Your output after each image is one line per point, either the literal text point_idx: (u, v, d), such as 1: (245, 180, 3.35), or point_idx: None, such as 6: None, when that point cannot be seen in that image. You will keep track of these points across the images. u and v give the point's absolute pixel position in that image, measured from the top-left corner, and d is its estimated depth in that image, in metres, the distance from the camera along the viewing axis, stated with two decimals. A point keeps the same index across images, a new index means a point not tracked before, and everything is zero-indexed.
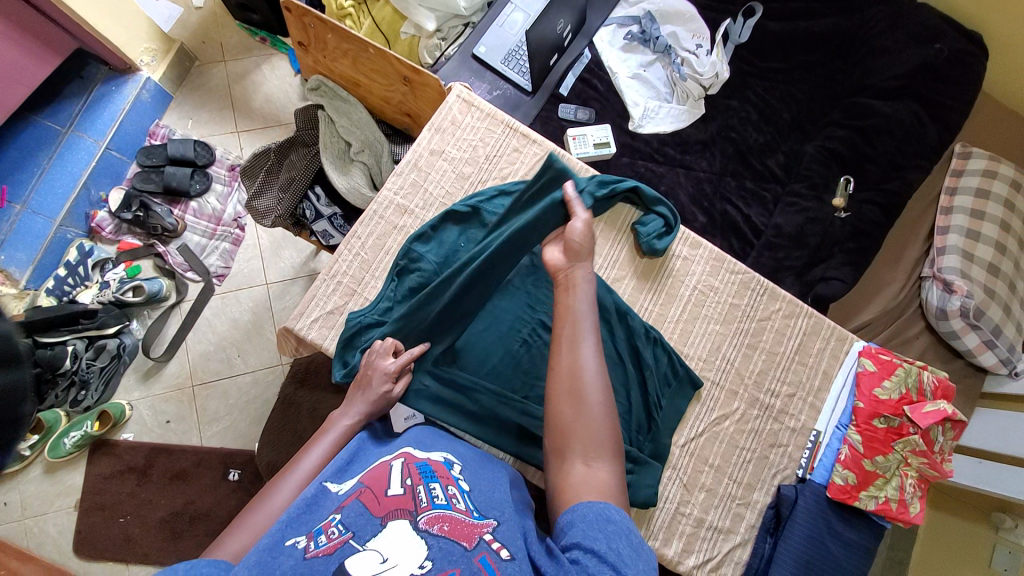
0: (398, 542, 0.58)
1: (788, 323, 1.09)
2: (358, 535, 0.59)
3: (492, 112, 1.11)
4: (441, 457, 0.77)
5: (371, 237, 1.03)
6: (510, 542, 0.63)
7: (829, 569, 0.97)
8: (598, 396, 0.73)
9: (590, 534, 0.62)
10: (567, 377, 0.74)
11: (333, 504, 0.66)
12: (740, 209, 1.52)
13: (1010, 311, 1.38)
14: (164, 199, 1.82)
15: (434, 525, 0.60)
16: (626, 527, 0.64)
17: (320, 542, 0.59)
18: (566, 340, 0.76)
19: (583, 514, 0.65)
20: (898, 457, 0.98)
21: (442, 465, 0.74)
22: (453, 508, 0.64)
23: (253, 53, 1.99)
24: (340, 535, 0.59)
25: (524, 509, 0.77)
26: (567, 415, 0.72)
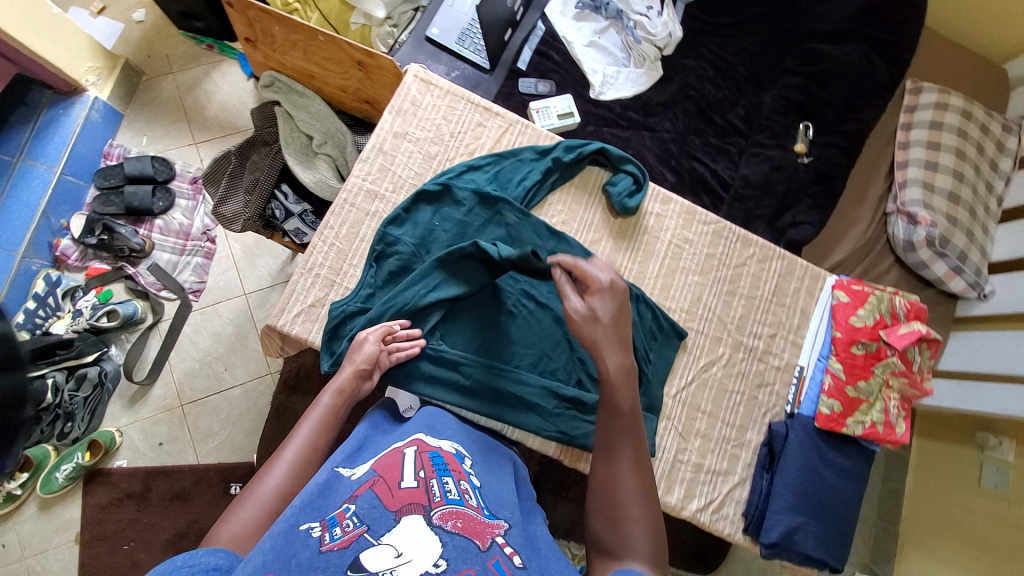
0: (413, 537, 0.56)
1: (763, 267, 1.12)
2: (372, 529, 0.57)
3: (451, 89, 1.10)
4: (452, 449, 0.78)
5: (344, 226, 1.01)
6: (519, 547, 0.62)
7: (826, 497, 1.00)
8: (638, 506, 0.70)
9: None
10: (605, 485, 0.73)
11: (345, 493, 0.65)
12: (707, 165, 1.55)
13: (973, 237, 1.44)
14: (128, 220, 1.77)
15: (448, 521, 0.59)
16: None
17: (335, 534, 0.57)
18: (603, 452, 0.76)
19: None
20: (879, 381, 1.02)
21: (454, 457, 0.76)
22: (466, 504, 0.64)
23: (201, 61, 1.93)
24: (354, 528, 0.57)
25: (531, 512, 0.78)
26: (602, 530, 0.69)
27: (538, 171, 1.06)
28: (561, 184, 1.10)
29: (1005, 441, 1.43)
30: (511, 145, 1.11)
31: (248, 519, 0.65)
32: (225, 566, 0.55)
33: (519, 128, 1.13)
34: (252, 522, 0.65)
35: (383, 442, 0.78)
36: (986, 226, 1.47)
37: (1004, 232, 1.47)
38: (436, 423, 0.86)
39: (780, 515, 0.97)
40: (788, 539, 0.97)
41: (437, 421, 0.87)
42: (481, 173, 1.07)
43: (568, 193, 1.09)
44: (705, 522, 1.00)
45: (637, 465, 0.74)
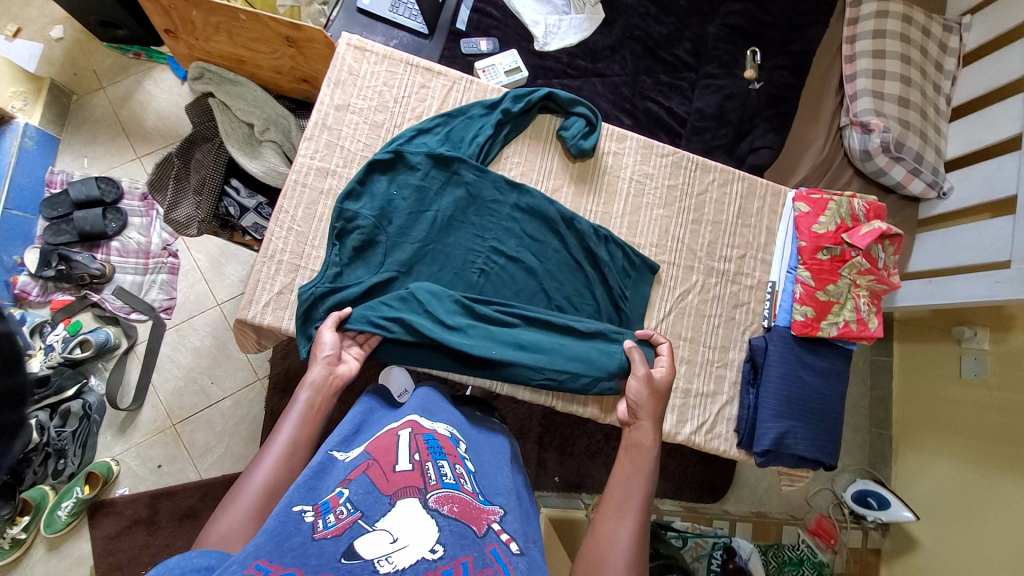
0: (409, 523, 0.53)
1: (725, 191, 1.13)
2: (367, 514, 0.54)
3: (387, 52, 1.06)
4: (447, 433, 0.79)
5: (299, 208, 0.99)
6: (515, 534, 0.63)
7: (812, 400, 1.04)
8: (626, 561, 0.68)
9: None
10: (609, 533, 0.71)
11: (338, 475, 0.63)
12: (661, 104, 1.55)
13: (926, 137, 1.44)
14: (84, 246, 1.70)
15: (444, 505, 0.58)
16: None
17: (328, 521, 0.53)
18: (610, 502, 0.76)
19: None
20: (847, 282, 1.05)
21: (448, 441, 0.76)
22: (461, 489, 0.64)
23: (132, 71, 1.84)
24: (348, 516, 0.54)
25: (522, 493, 0.80)
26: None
27: (489, 125, 1.04)
28: (515, 135, 1.08)
29: (980, 330, 1.49)
30: (459, 103, 1.09)
31: (235, 518, 0.63)
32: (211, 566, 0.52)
33: (464, 84, 1.10)
34: (240, 520, 0.63)
35: (380, 425, 0.81)
36: (938, 125, 1.48)
37: (955, 129, 1.48)
38: (431, 406, 0.88)
39: (769, 423, 1.01)
40: (780, 445, 1.00)
41: (432, 404, 0.89)
42: (432, 136, 1.04)
43: (523, 143, 1.08)
44: (700, 443, 1.03)
45: (637, 522, 0.73)
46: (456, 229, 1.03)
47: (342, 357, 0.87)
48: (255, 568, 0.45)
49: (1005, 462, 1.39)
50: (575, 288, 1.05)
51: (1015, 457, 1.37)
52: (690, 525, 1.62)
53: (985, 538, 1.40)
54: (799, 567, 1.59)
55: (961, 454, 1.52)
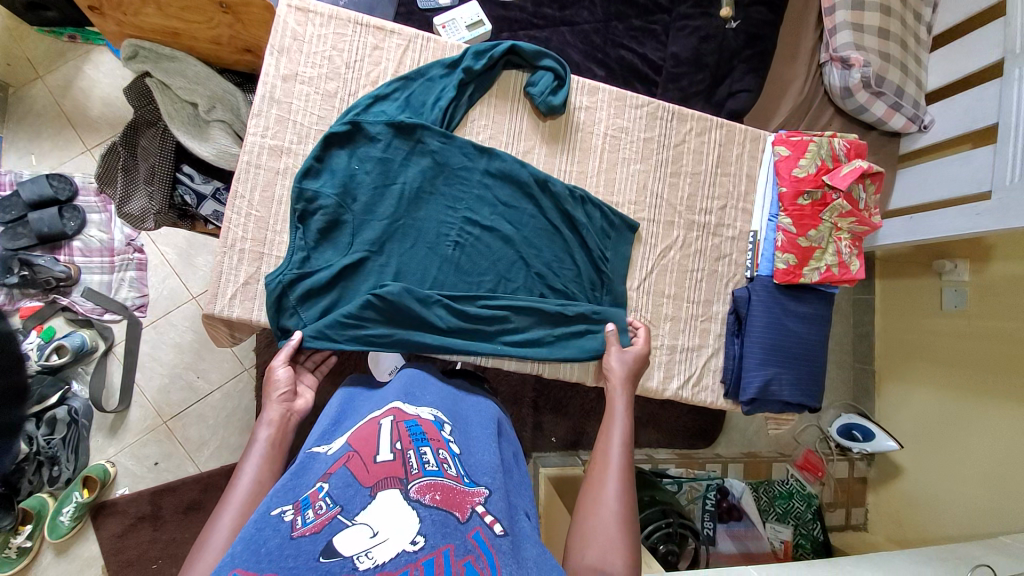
0: (388, 517, 0.54)
1: (703, 140, 1.09)
2: (346, 509, 0.55)
3: (333, 12, 0.98)
4: (431, 416, 0.78)
5: (256, 191, 0.93)
6: (500, 516, 0.63)
7: (797, 347, 1.04)
8: (617, 525, 0.69)
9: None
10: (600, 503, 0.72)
11: (319, 470, 0.63)
12: (635, 51, 1.47)
13: (907, 69, 1.39)
14: (45, 249, 1.61)
15: (425, 494, 0.58)
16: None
17: (308, 518, 0.55)
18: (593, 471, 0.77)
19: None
20: (829, 226, 1.03)
21: (432, 425, 0.76)
22: (445, 474, 0.63)
23: (68, 55, 1.70)
24: (328, 511, 0.55)
25: (512, 467, 0.80)
26: (590, 562, 0.65)
27: (451, 86, 0.98)
28: (480, 96, 1.02)
29: (960, 262, 1.50)
30: (416, 64, 1.02)
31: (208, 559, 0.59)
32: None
33: (421, 42, 1.02)
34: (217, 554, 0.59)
35: (362, 411, 0.80)
36: (919, 56, 1.43)
37: (936, 60, 1.44)
38: (415, 390, 0.87)
39: (754, 372, 1.01)
40: (765, 393, 1.01)
41: (416, 386, 0.89)
42: (391, 102, 0.98)
43: (489, 104, 1.02)
44: (688, 397, 1.05)
45: (623, 486, 0.74)
46: (426, 202, 0.98)
47: (297, 390, 0.87)
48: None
49: (986, 392, 1.43)
50: (554, 254, 1.01)
51: (995, 387, 1.40)
52: (684, 470, 1.65)
53: (971, 466, 1.45)
54: (788, 500, 1.66)
55: (943, 388, 1.56)
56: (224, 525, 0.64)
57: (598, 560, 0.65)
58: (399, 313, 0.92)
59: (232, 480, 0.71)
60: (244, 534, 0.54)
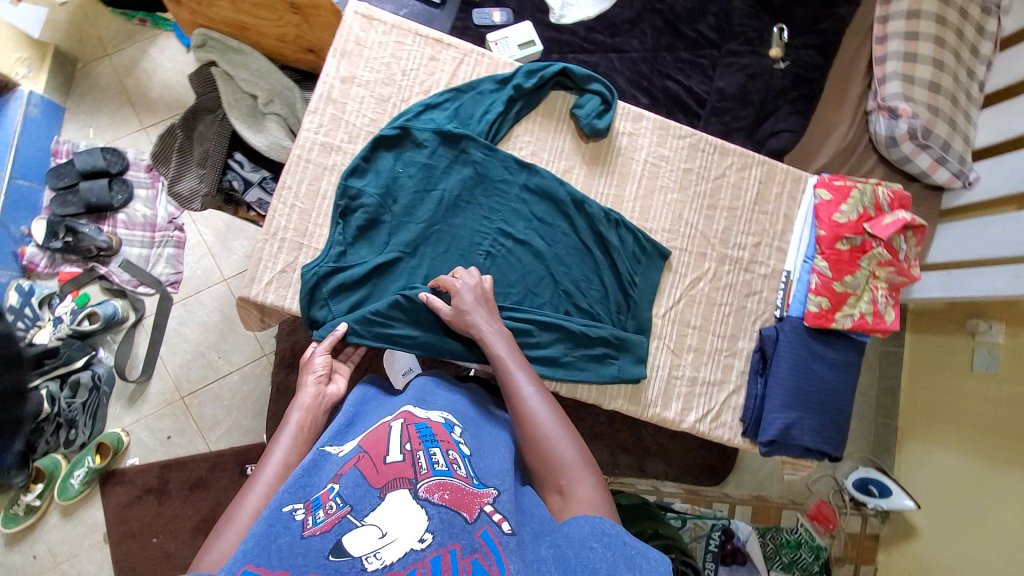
0: (398, 516, 0.56)
1: (743, 175, 1.09)
2: (356, 509, 0.56)
3: (396, 22, 1.02)
4: (441, 420, 0.79)
5: (303, 184, 0.96)
6: (508, 514, 0.63)
7: (821, 393, 1.02)
8: (550, 421, 0.79)
9: (583, 539, 0.60)
10: (541, 450, 0.76)
11: (331, 471, 0.64)
12: (681, 82, 1.49)
13: (956, 125, 1.37)
14: (91, 218, 1.69)
15: (435, 493, 0.59)
16: (621, 537, 0.61)
17: (318, 517, 0.56)
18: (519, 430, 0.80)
19: (578, 526, 0.63)
20: (866, 273, 1.02)
21: (442, 427, 0.76)
22: (454, 474, 0.64)
23: (136, 38, 1.79)
24: (338, 510, 0.56)
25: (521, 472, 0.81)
26: (556, 504, 0.71)
27: (500, 101, 1.00)
28: (527, 113, 1.04)
29: (995, 324, 1.46)
30: (469, 77, 1.05)
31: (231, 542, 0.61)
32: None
33: (476, 57, 1.05)
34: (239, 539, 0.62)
35: (373, 416, 0.81)
36: (969, 112, 1.41)
37: (986, 118, 1.42)
38: (427, 396, 0.88)
39: (776, 414, 0.99)
40: (785, 436, 0.99)
41: (428, 392, 0.90)
42: (441, 112, 1.01)
43: (534, 122, 1.04)
44: (704, 432, 1.03)
45: (539, 394, 0.82)
46: (462, 211, 1.00)
47: (333, 373, 0.90)
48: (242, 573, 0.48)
49: (1013, 458, 1.37)
50: (583, 274, 1.02)
51: (1018, 454, 1.36)
52: (690, 506, 1.62)
53: (990, 533, 1.38)
54: (796, 550, 1.60)
55: (963, 448, 1.51)
56: (249, 503, 0.66)
57: (560, 497, 0.71)
58: (423, 317, 0.94)
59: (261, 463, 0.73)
60: (255, 529, 0.56)
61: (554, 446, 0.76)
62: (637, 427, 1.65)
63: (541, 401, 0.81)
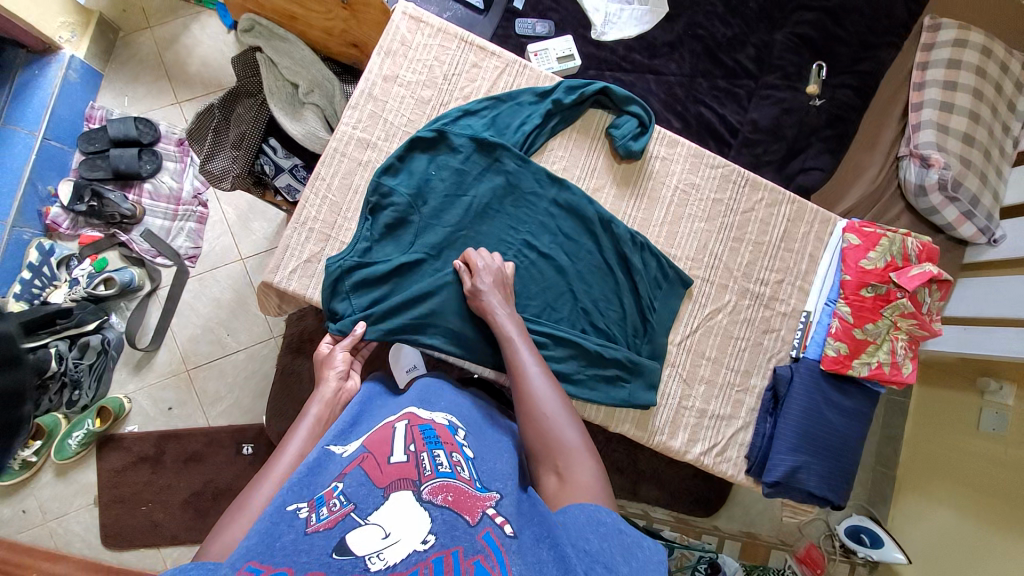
0: (401, 517, 0.56)
1: (772, 212, 1.09)
2: (360, 508, 0.56)
3: (443, 26, 1.02)
4: (445, 422, 0.79)
5: (336, 177, 0.97)
6: (512, 517, 0.62)
7: (830, 439, 1.01)
8: (552, 403, 0.79)
9: (579, 528, 0.62)
10: (541, 431, 0.77)
11: (334, 470, 0.64)
12: (715, 110, 1.49)
13: (986, 179, 1.37)
14: (117, 185, 1.71)
15: (438, 495, 0.59)
16: (616, 525, 0.63)
17: (321, 514, 0.56)
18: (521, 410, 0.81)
19: (574, 514, 0.65)
20: (888, 323, 1.01)
21: (446, 429, 0.76)
22: (457, 476, 0.64)
23: (180, 13, 1.82)
24: (341, 507, 0.56)
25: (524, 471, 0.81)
26: (552, 485, 0.71)
27: (538, 114, 1.01)
28: (563, 128, 1.05)
29: (1006, 385, 1.44)
30: (509, 87, 1.05)
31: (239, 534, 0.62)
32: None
33: (517, 68, 1.06)
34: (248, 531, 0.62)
35: (379, 414, 0.81)
36: (1001, 168, 1.40)
37: (1017, 175, 1.41)
38: (429, 398, 0.87)
39: (783, 455, 0.98)
40: (790, 478, 0.98)
41: (432, 394, 0.90)
42: (478, 119, 1.01)
43: (569, 138, 1.04)
44: (708, 465, 1.03)
45: (543, 376, 0.82)
46: (491, 217, 1.00)
47: (352, 372, 0.90)
48: (246, 571, 0.48)
49: (1012, 522, 1.35)
50: (603, 293, 1.02)
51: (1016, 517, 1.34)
52: (679, 535, 1.62)
53: None
54: None
55: (962, 505, 1.49)
56: (261, 495, 0.67)
57: (557, 480, 0.72)
58: (441, 319, 0.95)
59: (275, 454, 0.73)
60: (259, 525, 0.56)
61: (555, 428, 0.76)
62: (634, 450, 1.64)
63: (546, 383, 0.82)
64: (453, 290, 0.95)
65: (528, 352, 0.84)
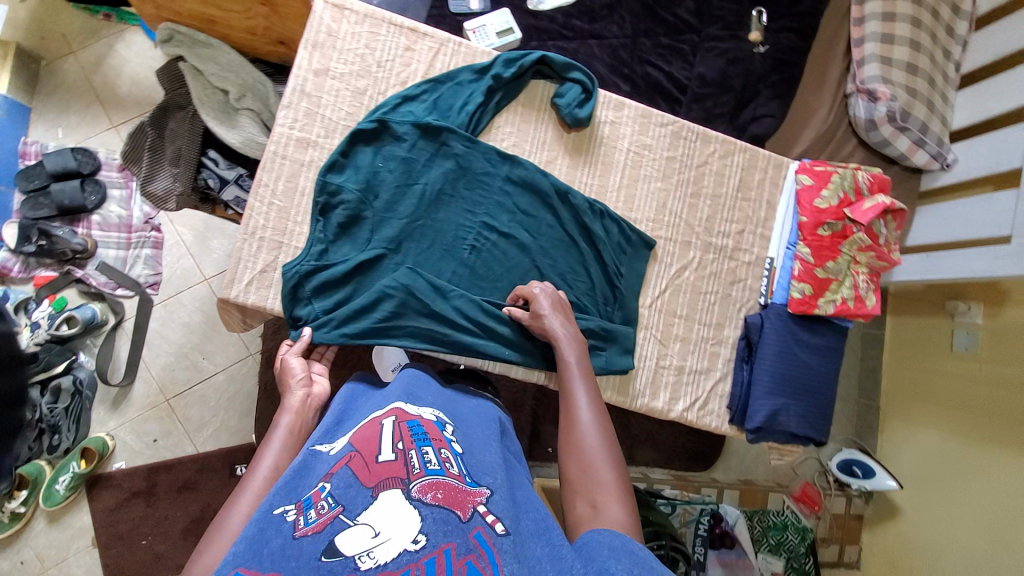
0: (391, 516, 0.55)
1: (725, 163, 1.09)
2: (348, 510, 0.56)
3: (368, 11, 0.99)
4: (433, 417, 0.78)
5: (280, 181, 0.94)
6: (502, 514, 0.62)
7: (805, 378, 1.03)
8: (595, 432, 0.79)
9: (613, 553, 0.59)
10: (580, 457, 0.76)
11: (321, 471, 0.64)
12: (662, 69, 1.48)
13: (933, 106, 1.38)
14: (64, 220, 1.63)
15: (428, 493, 0.59)
16: (649, 560, 0.60)
17: (309, 517, 0.55)
18: (565, 432, 0.81)
19: (607, 539, 0.62)
20: (847, 259, 1.03)
21: (434, 426, 0.75)
22: (447, 473, 0.63)
23: (102, 33, 1.73)
24: (329, 510, 0.55)
25: (513, 463, 0.81)
26: (584, 514, 0.69)
27: (480, 92, 0.98)
28: (507, 103, 1.03)
29: (974, 305, 1.49)
30: (447, 67, 1.03)
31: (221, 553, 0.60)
32: None
33: (453, 47, 1.03)
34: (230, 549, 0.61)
35: (363, 412, 0.80)
36: (946, 94, 1.43)
37: (962, 99, 1.43)
38: (416, 391, 0.87)
39: (762, 400, 1.00)
40: (772, 422, 1.00)
41: (417, 386, 0.89)
42: (419, 104, 0.98)
43: (515, 112, 1.03)
44: (693, 420, 1.04)
45: (594, 408, 0.82)
46: (445, 204, 0.98)
47: (313, 376, 0.89)
48: None
49: (998, 438, 1.39)
50: (569, 266, 1.02)
51: (1006, 435, 1.37)
52: (680, 492, 1.65)
53: (976, 509, 1.41)
54: (783, 532, 1.63)
55: (949, 430, 1.54)
56: (240, 511, 0.65)
57: (590, 507, 0.69)
58: (408, 315, 0.93)
59: (250, 471, 0.71)
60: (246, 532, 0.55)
61: (593, 458, 0.76)
62: (625, 416, 1.67)
63: (597, 413, 0.82)
64: (414, 281, 0.93)
65: (581, 381, 0.85)
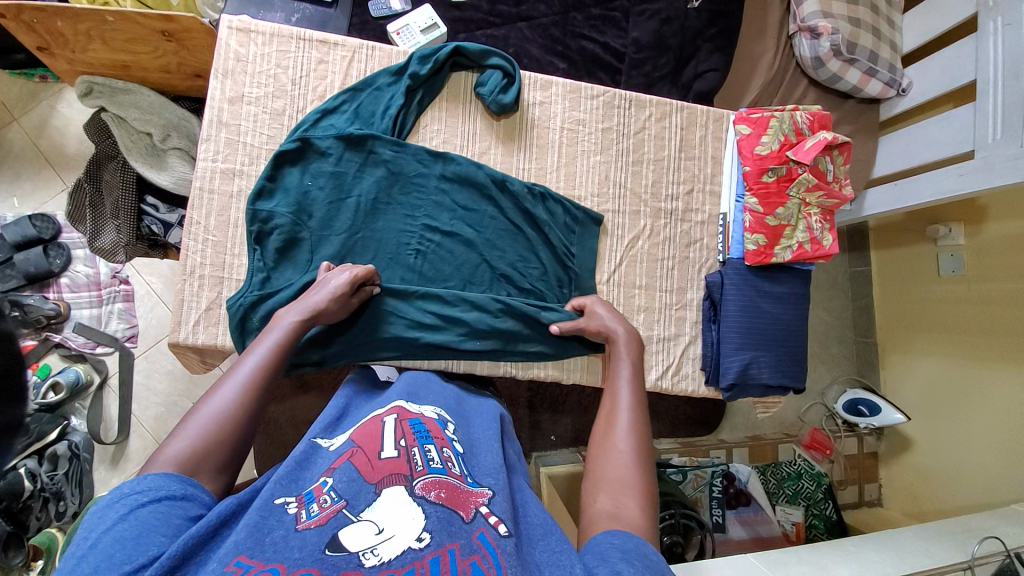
0: (396, 511, 0.52)
1: (664, 125, 1.07)
2: (352, 504, 0.53)
3: (275, 30, 0.97)
4: (434, 415, 0.73)
5: (211, 217, 0.93)
6: (505, 515, 0.57)
7: (775, 328, 1.01)
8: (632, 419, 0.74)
9: (625, 556, 0.55)
10: (605, 443, 0.72)
11: (324, 464, 0.60)
12: (597, 41, 1.44)
13: (880, 33, 1.34)
14: (34, 288, 1.61)
15: (431, 491, 0.55)
16: (660, 566, 0.56)
17: (312, 510, 0.52)
18: (603, 414, 0.77)
19: (616, 538, 0.58)
20: (796, 202, 1.01)
21: (436, 424, 0.70)
22: (449, 472, 0.59)
23: (41, 96, 1.72)
24: (332, 504, 0.53)
25: (513, 466, 0.75)
26: (602, 502, 0.65)
27: (399, 93, 0.97)
28: (431, 101, 1.01)
29: (954, 227, 1.46)
30: (363, 74, 1.01)
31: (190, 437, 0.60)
32: (180, 494, 0.54)
33: (367, 52, 1.01)
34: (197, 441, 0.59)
35: (364, 412, 0.75)
36: (891, 18, 1.38)
37: (909, 20, 1.39)
38: (417, 389, 0.82)
39: (732, 357, 0.99)
40: (744, 377, 0.99)
41: (421, 386, 0.84)
42: (340, 115, 0.97)
43: (440, 108, 1.01)
44: (668, 387, 1.03)
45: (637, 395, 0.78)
46: (382, 211, 0.97)
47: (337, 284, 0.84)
48: (236, 565, 0.45)
49: (1000, 353, 1.36)
50: (518, 254, 1.00)
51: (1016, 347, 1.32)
52: (688, 460, 1.62)
53: (998, 432, 1.36)
54: (798, 481, 1.62)
55: (960, 354, 1.47)
56: (222, 396, 0.64)
57: (611, 503, 0.64)
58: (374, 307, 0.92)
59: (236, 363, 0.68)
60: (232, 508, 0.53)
61: (620, 445, 0.71)
62: None
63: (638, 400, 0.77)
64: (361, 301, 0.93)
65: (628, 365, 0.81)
